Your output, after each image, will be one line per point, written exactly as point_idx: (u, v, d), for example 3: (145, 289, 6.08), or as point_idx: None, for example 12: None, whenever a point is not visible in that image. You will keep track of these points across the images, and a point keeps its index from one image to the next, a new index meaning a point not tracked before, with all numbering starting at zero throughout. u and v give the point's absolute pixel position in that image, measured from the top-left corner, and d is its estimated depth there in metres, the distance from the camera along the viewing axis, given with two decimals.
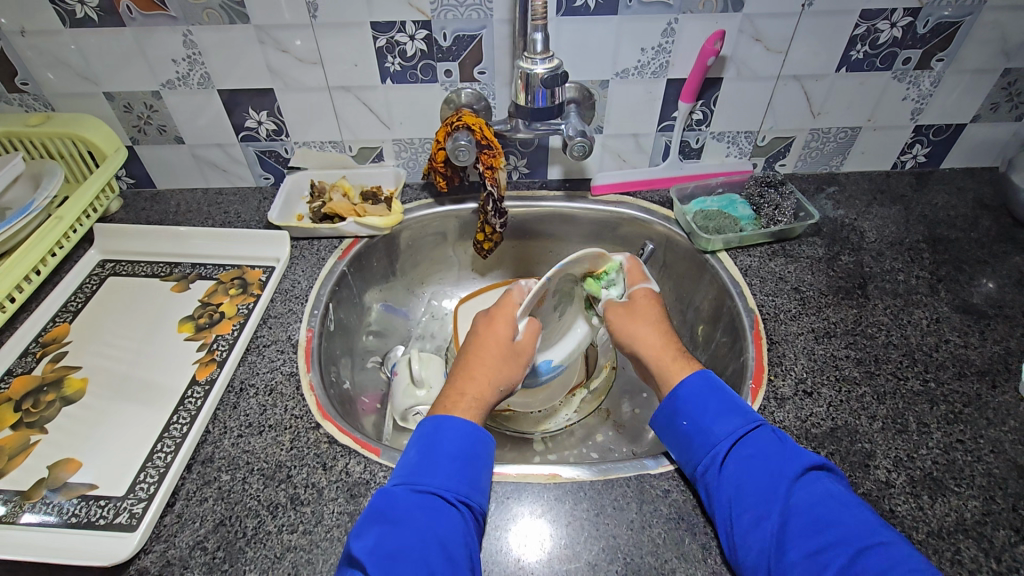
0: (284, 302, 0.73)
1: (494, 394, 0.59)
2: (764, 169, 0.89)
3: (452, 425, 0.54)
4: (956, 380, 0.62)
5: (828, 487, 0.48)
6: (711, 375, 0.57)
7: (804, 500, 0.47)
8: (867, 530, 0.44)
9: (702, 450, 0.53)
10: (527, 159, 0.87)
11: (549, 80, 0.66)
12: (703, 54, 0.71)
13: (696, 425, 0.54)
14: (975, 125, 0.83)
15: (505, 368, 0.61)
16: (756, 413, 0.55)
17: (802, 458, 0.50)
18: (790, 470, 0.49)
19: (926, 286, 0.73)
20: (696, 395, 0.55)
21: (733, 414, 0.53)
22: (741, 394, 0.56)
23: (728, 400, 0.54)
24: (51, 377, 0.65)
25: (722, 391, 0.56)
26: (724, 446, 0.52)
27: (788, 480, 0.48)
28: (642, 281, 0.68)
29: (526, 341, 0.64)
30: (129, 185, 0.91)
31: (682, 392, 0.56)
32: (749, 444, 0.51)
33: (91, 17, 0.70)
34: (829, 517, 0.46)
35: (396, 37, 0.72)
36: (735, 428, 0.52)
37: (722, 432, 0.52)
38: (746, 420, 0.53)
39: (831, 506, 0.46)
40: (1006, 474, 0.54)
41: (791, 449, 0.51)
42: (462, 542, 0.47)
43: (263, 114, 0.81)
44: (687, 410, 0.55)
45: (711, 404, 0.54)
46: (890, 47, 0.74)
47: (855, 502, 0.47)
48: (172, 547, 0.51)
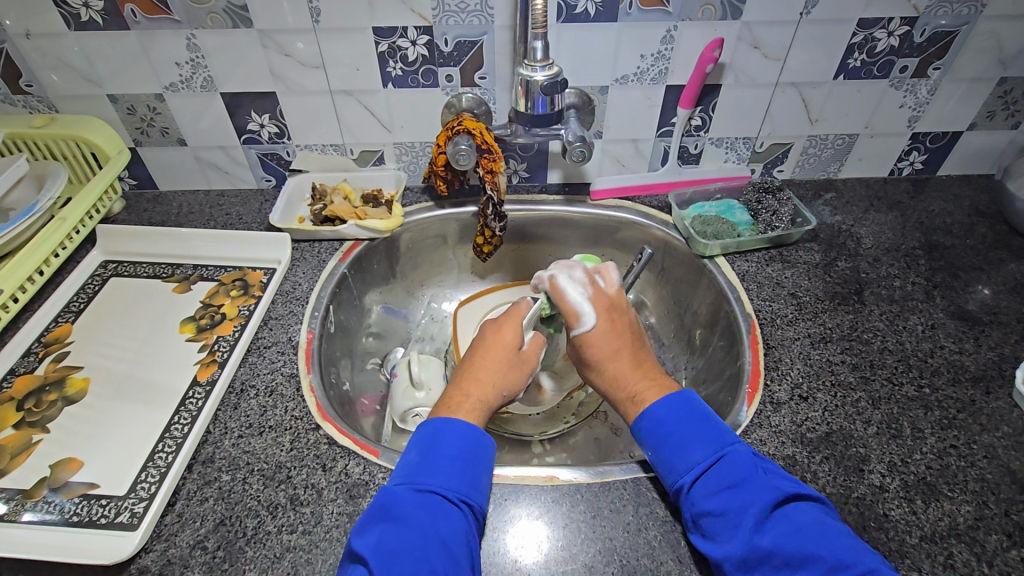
0: (285, 304, 0.74)
1: (497, 398, 0.60)
2: (762, 175, 0.90)
3: (456, 426, 0.54)
4: (950, 386, 0.63)
5: (799, 516, 0.47)
6: (682, 399, 0.56)
7: (771, 536, 0.46)
8: (839, 560, 0.43)
9: (671, 478, 0.52)
10: (527, 163, 0.88)
11: (549, 86, 0.67)
12: (702, 61, 0.71)
13: (664, 455, 0.53)
14: (972, 133, 0.84)
15: (510, 372, 0.62)
16: (732, 436, 0.53)
17: (770, 487, 0.48)
18: (756, 500, 0.48)
19: (922, 292, 0.73)
20: (662, 424, 0.54)
21: (701, 444, 0.52)
22: (717, 419, 0.54)
23: (698, 427, 0.53)
24: (53, 376, 0.66)
25: (694, 417, 0.54)
26: (691, 477, 0.51)
27: (749, 516, 0.47)
28: (575, 315, 0.64)
29: (530, 351, 0.65)
30: (131, 186, 0.91)
31: (647, 425, 0.55)
32: (716, 474, 0.50)
33: (96, 20, 0.71)
34: (795, 551, 0.44)
35: (398, 42, 0.73)
36: (701, 458, 0.51)
37: (689, 463, 0.52)
38: (714, 449, 0.52)
39: (799, 538, 0.45)
40: (998, 480, 0.55)
41: (763, 475, 0.50)
42: (463, 540, 0.48)
43: (265, 117, 0.82)
44: (653, 442, 0.54)
45: (678, 433, 0.53)
46: (887, 55, 0.75)
47: (830, 530, 0.46)
48: (173, 547, 0.51)
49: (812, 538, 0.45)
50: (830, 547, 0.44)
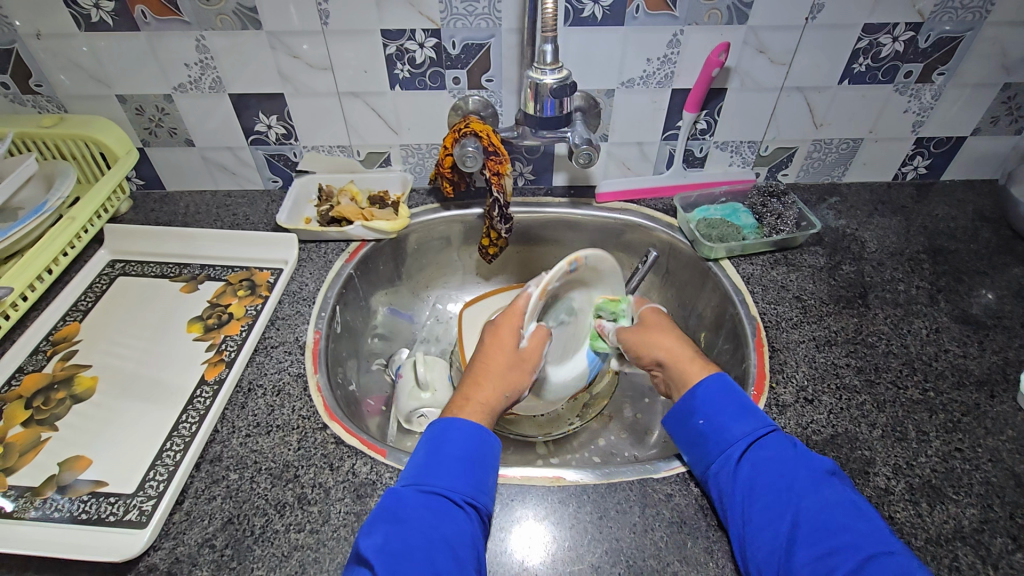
0: (292, 304, 0.74)
1: (499, 401, 0.60)
2: (766, 178, 0.91)
3: (459, 426, 0.55)
4: (955, 390, 0.63)
5: (839, 493, 0.48)
6: (727, 377, 0.58)
7: (815, 505, 0.47)
8: (878, 538, 0.45)
9: (717, 450, 0.53)
10: (533, 166, 0.88)
11: (558, 89, 0.67)
12: (708, 65, 0.72)
13: (713, 425, 0.54)
14: (975, 138, 0.84)
15: (511, 375, 0.61)
16: (771, 418, 0.55)
17: (813, 464, 0.50)
18: (800, 475, 0.49)
19: (926, 296, 0.74)
20: (716, 396, 0.55)
21: (749, 417, 0.54)
22: (756, 401, 0.57)
23: (746, 403, 0.55)
24: (62, 374, 0.66)
25: (742, 393, 0.56)
26: (738, 447, 0.52)
27: (802, 485, 0.49)
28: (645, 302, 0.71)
29: (532, 347, 0.64)
30: (138, 186, 0.92)
31: (699, 393, 0.56)
32: (765, 446, 0.52)
33: (106, 21, 0.71)
34: (839, 524, 0.46)
35: (406, 44, 0.73)
36: (753, 430, 0.53)
37: (737, 434, 0.53)
38: (758, 425, 0.53)
39: (843, 511, 0.47)
40: (1003, 483, 0.55)
41: (805, 453, 0.52)
42: (468, 542, 0.48)
43: (273, 118, 0.82)
44: (705, 411, 0.55)
45: (729, 405, 0.55)
46: (891, 60, 0.75)
47: (865, 510, 0.48)
48: (181, 545, 0.51)
49: (851, 514, 0.47)
50: (867, 527, 0.46)
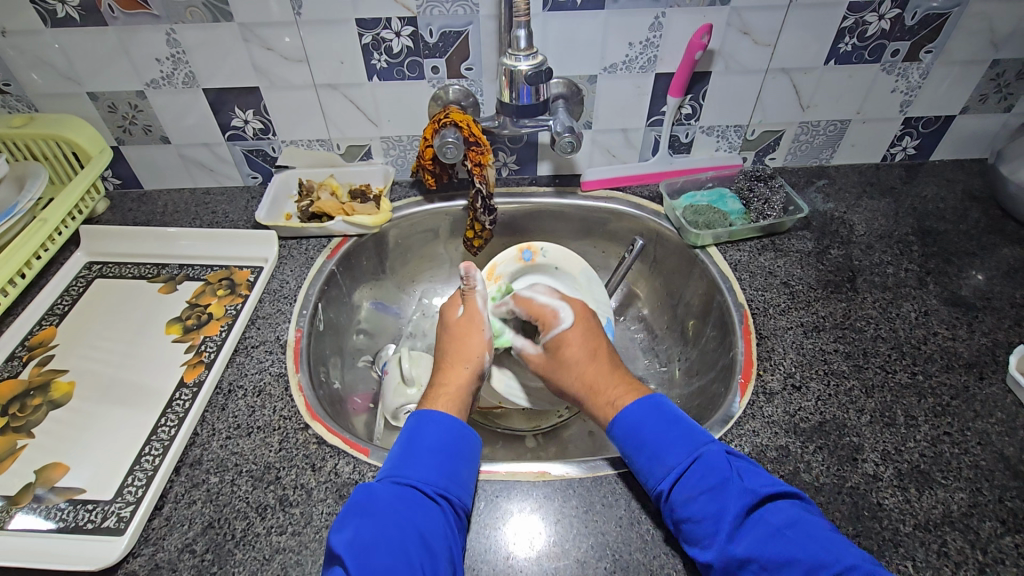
0: (273, 302, 0.73)
1: (465, 374, 0.63)
2: (754, 163, 0.89)
3: (433, 419, 0.56)
4: (944, 372, 0.62)
5: (776, 516, 0.47)
6: (655, 400, 0.56)
7: (751, 539, 0.46)
8: (819, 562, 0.43)
9: (649, 485, 0.52)
10: (517, 155, 0.86)
11: (534, 76, 0.66)
12: (690, 48, 0.71)
13: (639, 463, 0.53)
14: (964, 117, 0.83)
15: (470, 340, 0.66)
16: (706, 435, 0.53)
17: (745, 490, 0.48)
18: (731, 505, 0.47)
19: (915, 279, 0.73)
20: (635, 431, 0.54)
21: (675, 448, 0.52)
22: (686, 418, 0.54)
23: (671, 429, 0.53)
24: (38, 380, 0.65)
25: (668, 417, 0.54)
26: (668, 484, 0.50)
27: (729, 518, 0.47)
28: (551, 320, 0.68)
29: (476, 312, 0.68)
30: (115, 186, 0.90)
31: (620, 432, 0.55)
32: (690, 480, 0.50)
33: (73, 16, 0.69)
34: (776, 555, 0.45)
35: (382, 33, 0.72)
36: (676, 464, 0.51)
37: (664, 470, 0.51)
38: (685, 453, 0.51)
39: (780, 541, 0.45)
40: (992, 466, 0.55)
41: (736, 475, 0.49)
42: (442, 534, 0.47)
43: (249, 113, 0.80)
44: (628, 448, 0.54)
45: (650, 437, 0.53)
46: (878, 39, 0.74)
47: (810, 526, 0.46)
48: (161, 550, 0.50)
49: (794, 539, 0.45)
50: (810, 546, 0.44)
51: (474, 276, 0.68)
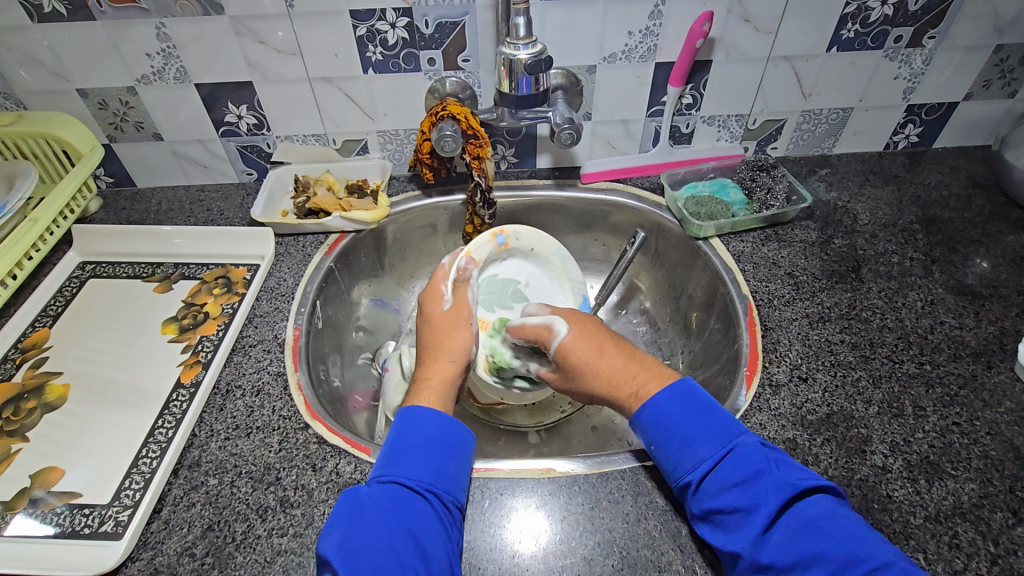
0: (270, 300, 0.72)
1: (450, 369, 0.60)
2: (756, 153, 0.88)
3: (417, 415, 0.54)
4: (951, 362, 0.62)
5: (813, 509, 0.45)
6: (683, 387, 0.53)
7: (782, 532, 0.44)
8: (852, 556, 0.42)
9: (676, 475, 0.50)
10: (515, 148, 0.85)
11: (533, 65, 0.64)
12: (691, 35, 0.69)
13: (668, 453, 0.51)
14: (968, 103, 0.82)
15: (455, 333, 0.62)
16: (741, 426, 0.51)
17: (782, 483, 0.46)
18: (765, 500, 0.45)
19: (920, 268, 0.72)
20: (665, 417, 0.51)
21: (706, 438, 0.50)
22: (720, 406, 0.52)
23: (703, 418, 0.51)
24: (32, 384, 0.64)
25: (699, 405, 0.52)
26: (698, 474, 0.49)
27: (762, 513, 0.45)
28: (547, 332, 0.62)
29: (460, 305, 0.65)
30: (107, 184, 0.88)
31: (647, 417, 0.53)
32: (723, 471, 0.48)
33: (60, 11, 0.68)
34: (805, 552, 0.43)
35: (377, 25, 0.70)
36: (707, 455, 0.49)
37: (694, 462, 0.49)
38: (720, 444, 0.49)
39: (811, 535, 0.43)
40: (1002, 456, 0.54)
41: (774, 469, 0.47)
42: (433, 531, 0.47)
43: (242, 108, 0.79)
44: (656, 440, 0.52)
45: (680, 426, 0.51)
46: (881, 25, 0.73)
47: (850, 523, 0.44)
48: (160, 555, 0.49)
49: (825, 534, 0.43)
50: (844, 541, 0.43)
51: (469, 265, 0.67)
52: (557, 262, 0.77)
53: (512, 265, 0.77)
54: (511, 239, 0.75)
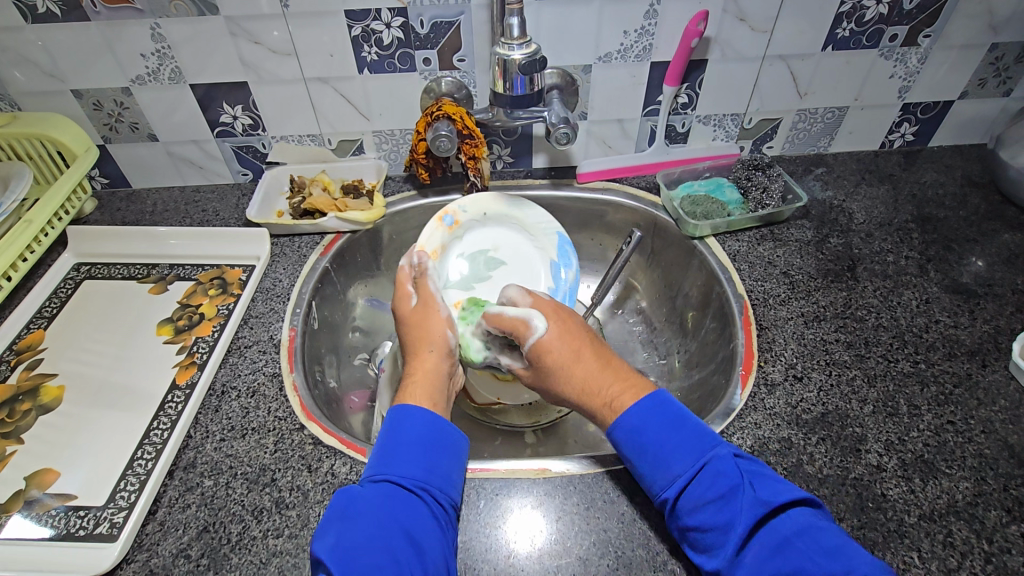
0: (265, 301, 0.71)
1: (434, 360, 0.61)
2: (751, 152, 0.88)
3: (408, 413, 0.54)
4: (946, 361, 0.62)
5: (790, 525, 0.44)
6: (654, 401, 0.52)
7: (757, 552, 0.44)
8: (830, 574, 0.41)
9: (652, 492, 0.50)
10: (511, 148, 0.85)
11: (528, 65, 0.64)
12: (687, 35, 0.69)
13: (644, 469, 0.50)
14: (963, 102, 0.82)
15: (429, 323, 0.63)
16: (716, 438, 0.50)
17: (756, 501, 0.45)
18: (740, 517, 0.45)
19: (915, 266, 0.72)
20: (637, 433, 0.51)
21: (680, 453, 0.49)
22: (694, 418, 0.51)
23: (677, 434, 0.50)
24: (27, 385, 0.63)
25: (671, 420, 0.51)
26: (672, 492, 0.48)
27: (737, 531, 0.44)
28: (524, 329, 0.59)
29: (426, 297, 0.65)
30: (102, 185, 0.88)
31: (621, 435, 0.52)
32: (696, 488, 0.47)
33: (54, 11, 0.67)
34: (784, 569, 0.42)
35: (372, 25, 0.70)
36: (680, 472, 0.48)
37: (668, 478, 0.49)
38: (692, 459, 0.48)
39: (788, 552, 0.43)
40: (996, 455, 0.54)
41: (748, 484, 0.46)
42: (427, 530, 0.47)
43: (238, 108, 0.79)
44: (631, 454, 0.51)
45: (653, 442, 0.50)
46: (876, 24, 0.73)
47: (828, 534, 0.44)
48: (155, 556, 0.49)
49: (803, 550, 0.43)
50: (823, 559, 0.42)
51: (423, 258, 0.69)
52: (514, 207, 0.79)
53: (477, 237, 0.80)
54: (459, 215, 0.78)
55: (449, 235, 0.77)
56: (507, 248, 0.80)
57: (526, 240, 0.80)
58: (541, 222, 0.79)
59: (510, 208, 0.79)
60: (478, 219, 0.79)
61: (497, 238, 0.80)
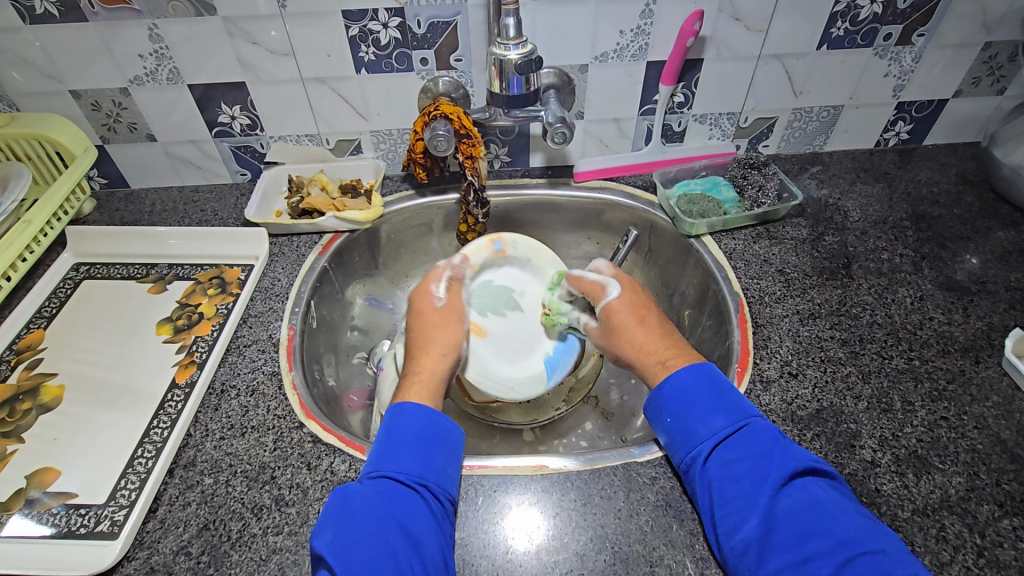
0: (264, 300, 0.72)
1: (441, 361, 0.61)
2: (748, 151, 0.89)
3: (405, 410, 0.54)
4: (940, 357, 0.62)
5: (817, 491, 0.46)
6: (705, 368, 0.55)
7: (788, 504, 0.46)
8: (850, 539, 0.43)
9: (688, 446, 0.52)
10: (509, 147, 0.85)
11: (523, 65, 0.65)
12: (682, 34, 0.70)
13: (682, 422, 0.53)
14: (957, 101, 0.83)
15: (447, 326, 0.64)
16: (755, 409, 0.53)
17: (791, 460, 0.48)
18: (774, 471, 0.47)
19: (910, 264, 0.73)
20: (684, 390, 0.54)
21: (722, 412, 0.52)
22: (737, 389, 0.54)
23: (721, 395, 0.53)
24: (27, 385, 0.64)
25: (718, 383, 0.54)
26: (710, 445, 0.51)
27: (770, 483, 0.47)
28: (601, 291, 0.66)
29: (454, 300, 0.68)
30: (101, 185, 0.88)
31: (667, 390, 0.55)
32: (736, 443, 0.50)
33: (52, 12, 0.68)
34: (808, 528, 0.44)
35: (369, 25, 0.70)
36: (723, 426, 0.51)
37: (708, 431, 0.51)
38: (734, 419, 0.51)
39: (814, 513, 0.45)
40: (989, 450, 0.55)
41: (784, 448, 0.49)
42: (424, 524, 0.47)
43: (236, 108, 0.79)
44: (673, 409, 0.54)
45: (698, 399, 0.53)
46: (870, 23, 0.73)
47: (847, 507, 0.46)
48: (156, 554, 0.50)
49: (828, 512, 0.45)
50: (847, 526, 0.44)
51: (464, 264, 0.71)
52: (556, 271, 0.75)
53: (510, 274, 0.77)
54: (509, 246, 0.76)
55: (492, 259, 0.75)
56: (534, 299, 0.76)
57: None
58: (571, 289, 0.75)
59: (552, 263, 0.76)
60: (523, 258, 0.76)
61: (527, 282, 0.77)
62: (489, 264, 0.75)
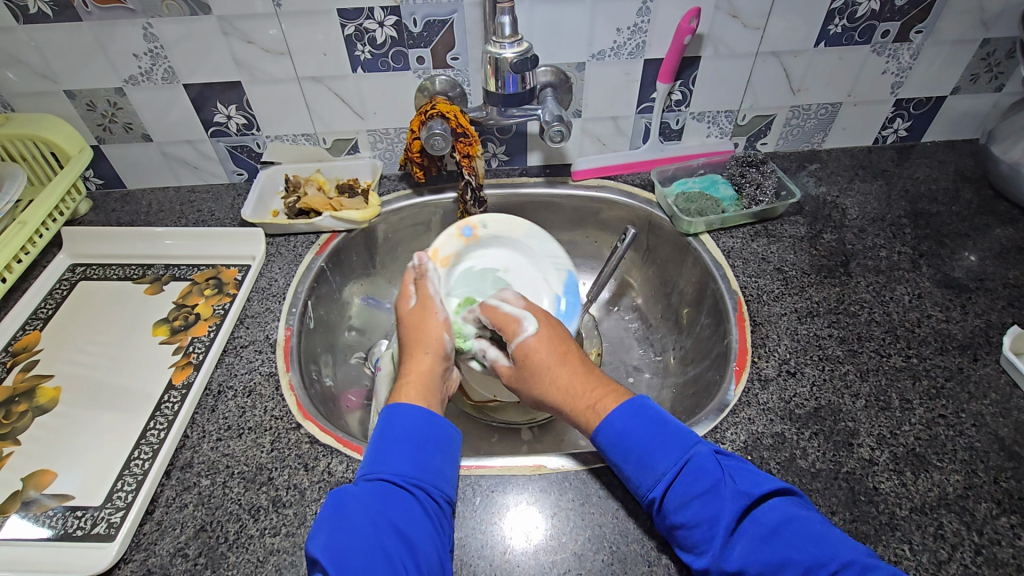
0: (261, 301, 0.72)
1: (428, 361, 0.61)
2: (746, 149, 0.89)
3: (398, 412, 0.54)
4: (938, 355, 0.62)
5: (772, 515, 0.45)
6: (637, 404, 0.53)
7: (745, 544, 0.45)
8: (817, 560, 0.42)
9: (640, 493, 0.50)
10: (506, 146, 0.85)
11: (519, 64, 0.65)
12: (680, 32, 0.69)
13: (628, 474, 0.51)
14: (955, 97, 0.82)
15: (426, 325, 0.65)
16: (694, 436, 0.51)
17: (739, 493, 0.46)
18: (726, 511, 0.46)
19: (908, 262, 0.73)
20: (622, 437, 0.51)
21: (662, 454, 0.49)
22: (674, 418, 0.52)
23: (658, 432, 0.51)
24: (23, 387, 0.64)
25: (653, 419, 0.52)
26: (659, 492, 0.48)
27: (723, 525, 0.45)
28: (517, 325, 0.63)
29: (422, 300, 0.67)
30: (97, 186, 0.88)
31: (603, 440, 0.52)
32: (684, 484, 0.48)
33: (46, 12, 0.67)
34: (771, 560, 0.43)
35: (365, 24, 0.70)
36: (666, 470, 0.48)
37: (654, 478, 0.49)
38: (677, 456, 0.49)
39: (773, 544, 0.44)
40: (987, 448, 0.55)
41: (730, 479, 0.47)
42: (420, 526, 0.47)
43: (232, 108, 0.79)
44: (615, 458, 0.52)
45: (634, 443, 0.51)
46: (868, 20, 0.73)
47: (805, 523, 0.45)
48: (153, 556, 0.50)
49: (789, 540, 0.44)
50: (808, 547, 0.43)
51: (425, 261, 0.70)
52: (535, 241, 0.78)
53: (488, 255, 0.79)
54: (478, 229, 0.78)
55: (466, 246, 0.77)
56: (518, 273, 0.78)
57: (536, 269, 0.79)
58: (554, 256, 0.78)
59: (528, 236, 0.79)
60: (497, 238, 0.79)
61: (512, 261, 0.79)
62: (465, 251, 0.77)
